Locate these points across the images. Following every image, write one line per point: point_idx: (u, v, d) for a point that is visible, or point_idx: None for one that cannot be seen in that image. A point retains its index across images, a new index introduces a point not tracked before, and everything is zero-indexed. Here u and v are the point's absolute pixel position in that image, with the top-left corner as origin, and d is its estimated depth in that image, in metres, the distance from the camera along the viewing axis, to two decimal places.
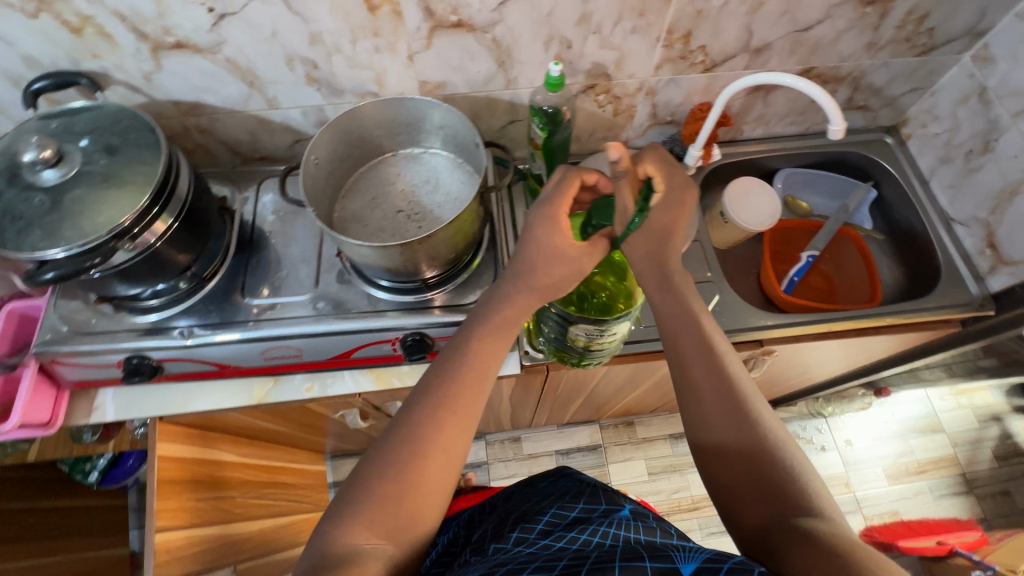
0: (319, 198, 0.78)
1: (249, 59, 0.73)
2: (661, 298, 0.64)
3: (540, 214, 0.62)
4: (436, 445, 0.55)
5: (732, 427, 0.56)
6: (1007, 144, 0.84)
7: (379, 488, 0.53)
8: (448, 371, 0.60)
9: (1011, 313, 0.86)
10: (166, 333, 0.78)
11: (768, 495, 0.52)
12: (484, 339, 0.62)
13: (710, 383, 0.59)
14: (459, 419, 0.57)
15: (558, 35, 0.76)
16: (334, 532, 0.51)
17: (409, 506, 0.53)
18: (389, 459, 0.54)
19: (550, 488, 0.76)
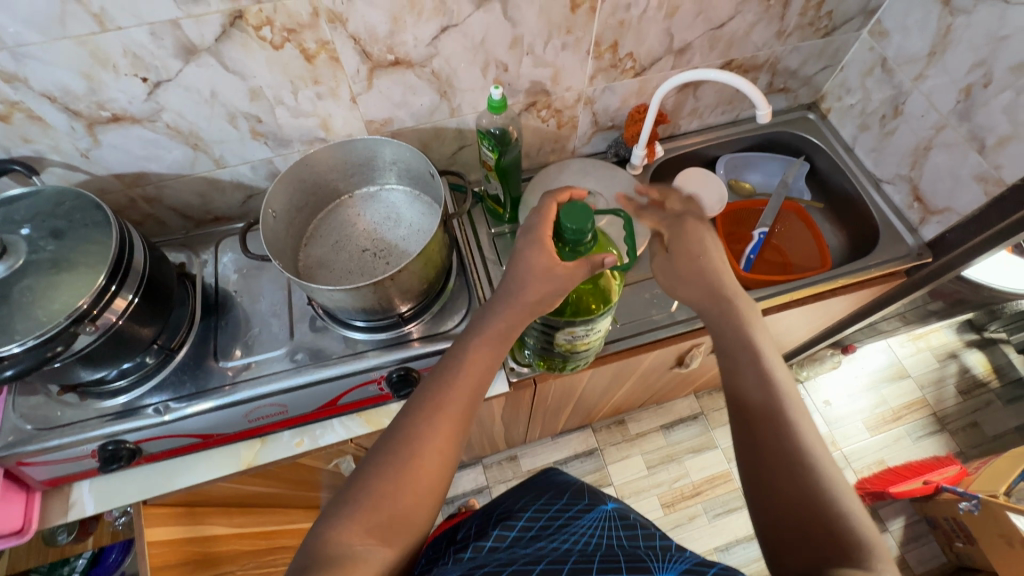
0: (281, 251, 0.77)
1: (190, 122, 0.73)
2: (714, 311, 0.65)
3: (525, 241, 0.65)
4: (431, 446, 0.56)
5: (768, 411, 0.55)
6: (912, 106, 0.92)
7: (376, 487, 0.53)
8: (442, 383, 0.61)
9: (946, 257, 0.94)
10: (139, 413, 0.74)
11: (800, 496, 0.49)
12: (477, 342, 0.63)
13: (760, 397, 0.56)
14: (455, 421, 0.58)
15: (493, 60, 0.79)
16: (329, 532, 0.50)
17: (403, 505, 0.52)
18: (384, 460, 0.54)
19: (535, 491, 0.81)
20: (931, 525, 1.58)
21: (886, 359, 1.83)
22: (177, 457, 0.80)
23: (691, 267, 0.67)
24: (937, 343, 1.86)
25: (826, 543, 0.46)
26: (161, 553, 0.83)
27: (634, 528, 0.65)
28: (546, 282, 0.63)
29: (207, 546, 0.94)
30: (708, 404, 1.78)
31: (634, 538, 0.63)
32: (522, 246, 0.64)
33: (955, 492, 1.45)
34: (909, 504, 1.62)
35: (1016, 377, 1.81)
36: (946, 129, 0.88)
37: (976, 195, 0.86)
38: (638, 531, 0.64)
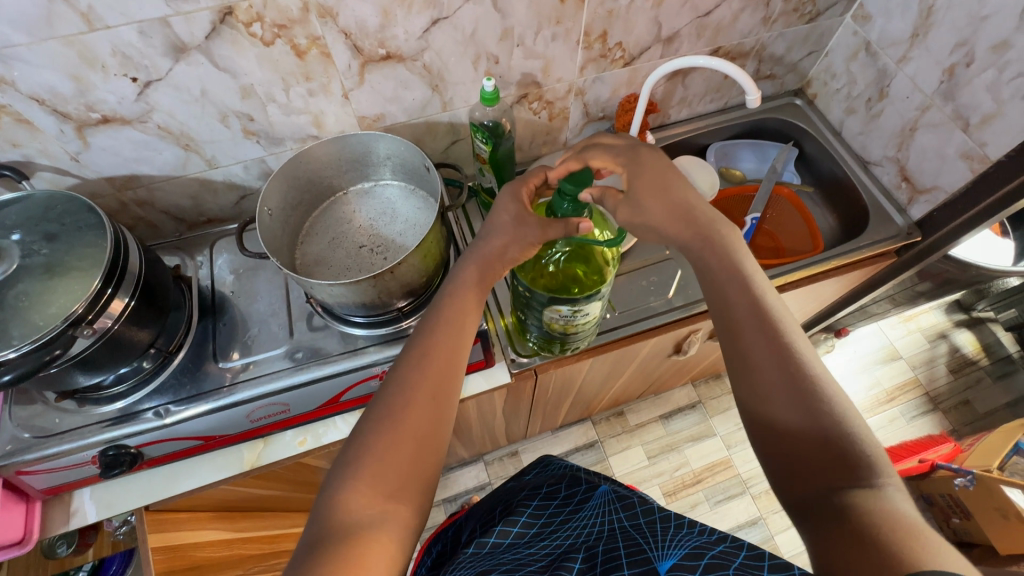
0: (278, 249, 0.76)
1: (181, 122, 0.72)
2: (699, 247, 0.59)
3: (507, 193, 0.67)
4: (423, 395, 0.55)
5: (785, 381, 0.49)
6: (898, 88, 0.93)
7: (377, 440, 0.52)
8: (424, 338, 0.60)
9: (935, 235, 0.95)
10: (138, 418, 0.73)
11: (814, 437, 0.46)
12: (457, 292, 0.63)
13: (763, 347, 0.51)
14: (442, 370, 0.57)
15: (484, 52, 0.79)
16: (336, 498, 0.49)
17: (406, 456, 0.52)
18: (382, 413, 0.53)
19: (531, 483, 0.81)
20: (928, 502, 1.61)
21: (878, 342, 1.86)
22: (177, 461, 0.79)
23: (662, 208, 0.62)
24: (928, 324, 1.89)
25: (837, 473, 0.44)
26: (165, 559, 0.83)
27: (632, 506, 0.64)
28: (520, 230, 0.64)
29: (213, 552, 0.94)
30: (706, 392, 1.79)
31: (634, 515, 0.62)
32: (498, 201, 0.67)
33: (951, 469, 1.48)
34: (905, 483, 1.65)
35: (1005, 354, 1.84)
36: (931, 110, 0.90)
37: (963, 173, 0.88)
38: (637, 507, 0.64)
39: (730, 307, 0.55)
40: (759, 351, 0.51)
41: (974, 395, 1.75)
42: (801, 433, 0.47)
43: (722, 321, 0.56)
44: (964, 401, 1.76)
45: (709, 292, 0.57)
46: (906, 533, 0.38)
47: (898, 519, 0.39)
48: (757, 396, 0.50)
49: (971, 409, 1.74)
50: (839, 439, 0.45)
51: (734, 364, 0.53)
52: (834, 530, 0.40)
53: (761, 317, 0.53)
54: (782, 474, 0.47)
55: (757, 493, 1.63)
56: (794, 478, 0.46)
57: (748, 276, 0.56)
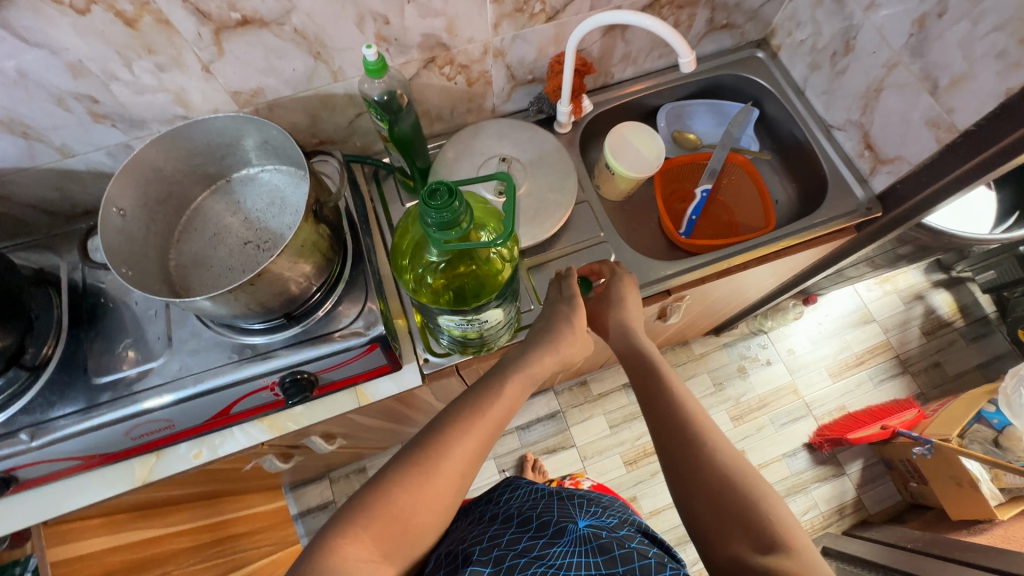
0: (139, 255, 0.67)
1: (8, 108, 0.62)
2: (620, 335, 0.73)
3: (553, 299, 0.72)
4: (452, 470, 0.57)
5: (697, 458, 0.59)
6: (865, 41, 0.81)
7: (391, 498, 0.54)
8: (476, 407, 0.61)
9: (896, 210, 0.86)
10: (10, 439, 0.67)
11: (727, 507, 0.54)
12: (509, 380, 0.64)
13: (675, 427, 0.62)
14: (480, 446, 0.59)
15: (368, 11, 0.67)
16: (335, 538, 0.51)
17: (414, 523, 0.54)
18: (408, 476, 0.55)
19: (502, 510, 0.73)
20: (888, 466, 1.60)
21: (852, 304, 1.80)
22: (66, 478, 0.74)
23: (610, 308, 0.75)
24: (904, 285, 1.83)
25: (749, 537, 0.52)
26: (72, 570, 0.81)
27: (609, 548, 0.59)
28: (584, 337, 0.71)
29: (135, 552, 0.93)
30: (671, 359, 1.75)
31: (612, 561, 0.57)
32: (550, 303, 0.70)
33: (911, 437, 1.43)
34: (867, 448, 1.64)
35: (981, 315, 1.79)
36: (898, 68, 0.78)
37: (927, 142, 0.77)
38: (616, 551, 0.58)
39: (657, 395, 0.66)
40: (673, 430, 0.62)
41: (944, 358, 1.72)
42: (719, 506, 0.55)
43: (647, 406, 0.66)
44: (934, 364, 1.73)
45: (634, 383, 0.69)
46: None
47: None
48: (673, 468, 0.60)
49: (940, 372, 1.71)
50: (750, 509, 0.53)
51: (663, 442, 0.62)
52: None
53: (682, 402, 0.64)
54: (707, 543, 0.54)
55: None
56: (717, 546, 0.53)
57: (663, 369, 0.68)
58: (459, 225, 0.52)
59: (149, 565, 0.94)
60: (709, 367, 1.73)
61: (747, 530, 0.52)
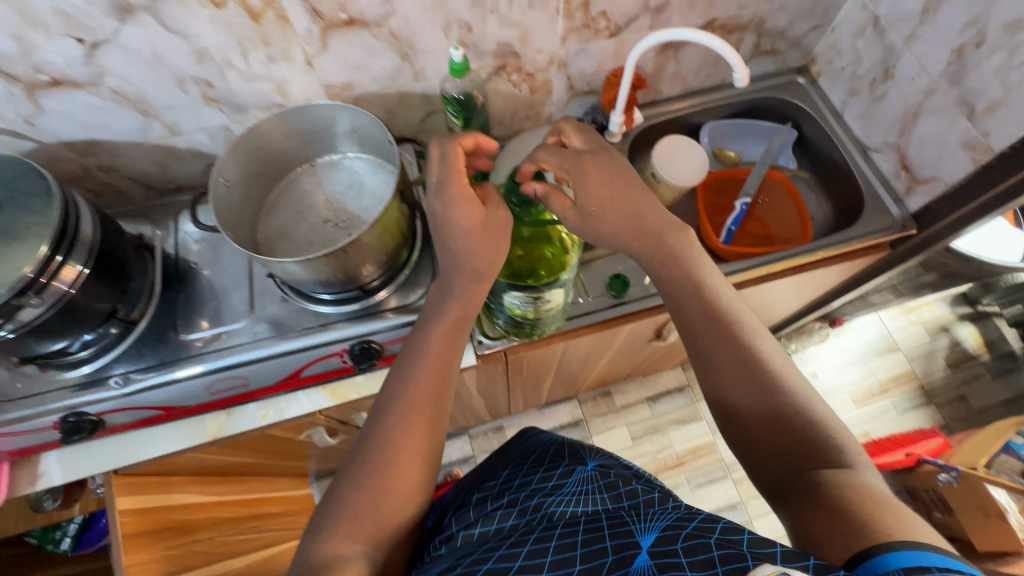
0: (236, 223, 0.75)
1: (137, 87, 0.70)
2: (646, 248, 0.65)
3: (437, 200, 0.62)
4: (407, 454, 0.58)
5: (746, 382, 0.60)
6: (904, 68, 0.87)
7: (359, 493, 0.55)
8: (409, 375, 0.62)
9: (931, 228, 0.91)
10: (103, 384, 0.75)
11: (780, 423, 0.57)
12: (434, 334, 0.65)
13: (722, 350, 0.62)
14: (422, 415, 0.60)
15: (455, 19, 0.75)
16: (317, 541, 0.53)
17: (391, 509, 0.55)
18: (369, 471, 0.56)
19: (517, 458, 0.76)
20: (911, 495, 1.59)
21: (877, 332, 1.81)
22: (144, 429, 0.80)
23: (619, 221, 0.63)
24: (930, 316, 1.84)
25: (802, 448, 0.56)
26: (133, 520, 0.85)
27: (615, 486, 0.61)
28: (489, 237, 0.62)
29: (184, 514, 0.97)
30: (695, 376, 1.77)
31: (618, 497, 0.59)
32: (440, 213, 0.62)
33: (936, 464, 1.45)
34: (891, 476, 1.63)
35: (1008, 351, 1.79)
36: (936, 94, 0.84)
37: (963, 164, 0.83)
38: (621, 488, 0.61)
39: (695, 316, 0.64)
40: (718, 352, 0.62)
41: (970, 391, 1.72)
42: (770, 424, 0.58)
43: (683, 325, 0.65)
44: (959, 397, 1.73)
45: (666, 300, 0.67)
46: (871, 497, 0.48)
47: (867, 493, 0.48)
48: (719, 387, 0.62)
49: (966, 404, 1.71)
50: (801, 419, 0.57)
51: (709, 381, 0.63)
52: (806, 514, 0.50)
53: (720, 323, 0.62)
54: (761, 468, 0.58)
55: (739, 479, 1.63)
56: (771, 470, 0.57)
57: (701, 279, 0.65)
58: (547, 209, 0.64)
59: (194, 529, 0.98)
60: None
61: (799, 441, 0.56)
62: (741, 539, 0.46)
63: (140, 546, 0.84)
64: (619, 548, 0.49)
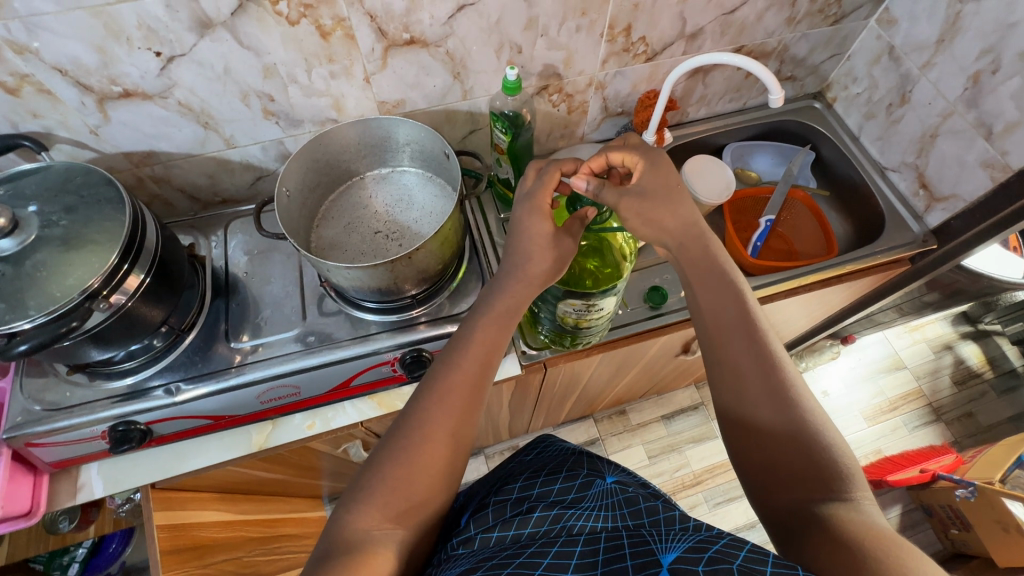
0: (292, 230, 0.76)
1: (203, 100, 0.72)
2: (687, 243, 0.61)
3: (525, 209, 0.64)
4: (431, 442, 0.54)
5: (768, 396, 0.53)
6: (920, 93, 0.93)
7: (386, 475, 0.52)
8: (446, 366, 0.59)
9: (952, 243, 0.94)
10: (147, 395, 0.74)
11: (796, 448, 0.50)
12: (485, 321, 0.62)
13: (747, 358, 0.55)
14: (462, 407, 0.57)
15: (508, 40, 0.79)
16: (349, 516, 0.51)
17: (418, 492, 0.53)
18: (397, 454, 0.53)
19: (530, 465, 0.73)
20: (926, 512, 1.59)
21: (884, 351, 1.85)
22: (187, 439, 0.80)
23: (667, 209, 0.61)
24: (933, 335, 1.89)
25: (815, 482, 0.49)
26: (168, 537, 0.82)
27: (635, 502, 0.58)
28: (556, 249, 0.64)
29: (214, 533, 0.93)
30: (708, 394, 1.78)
31: (638, 513, 0.56)
32: (520, 221, 0.64)
33: (952, 479, 1.45)
34: (905, 493, 1.63)
35: (1010, 368, 1.84)
36: (953, 117, 0.89)
37: (982, 181, 0.87)
38: (641, 504, 0.57)
39: (725, 318, 0.58)
40: (742, 360, 0.55)
41: (977, 408, 1.74)
42: (785, 447, 0.51)
43: (706, 328, 0.59)
44: (967, 413, 1.75)
45: (693, 302, 0.61)
46: (890, 546, 0.41)
47: (880, 535, 0.42)
48: (734, 395, 0.55)
49: (974, 421, 1.74)
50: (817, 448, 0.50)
51: (720, 385, 0.57)
52: (812, 549, 0.45)
53: (746, 327, 0.56)
54: (761, 491, 0.52)
55: None
56: (772, 493, 0.51)
57: (733, 285, 0.59)
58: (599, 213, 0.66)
59: (218, 549, 0.94)
60: None
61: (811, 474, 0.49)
62: (764, 570, 0.41)
63: (172, 565, 0.81)
64: (641, 567, 0.44)
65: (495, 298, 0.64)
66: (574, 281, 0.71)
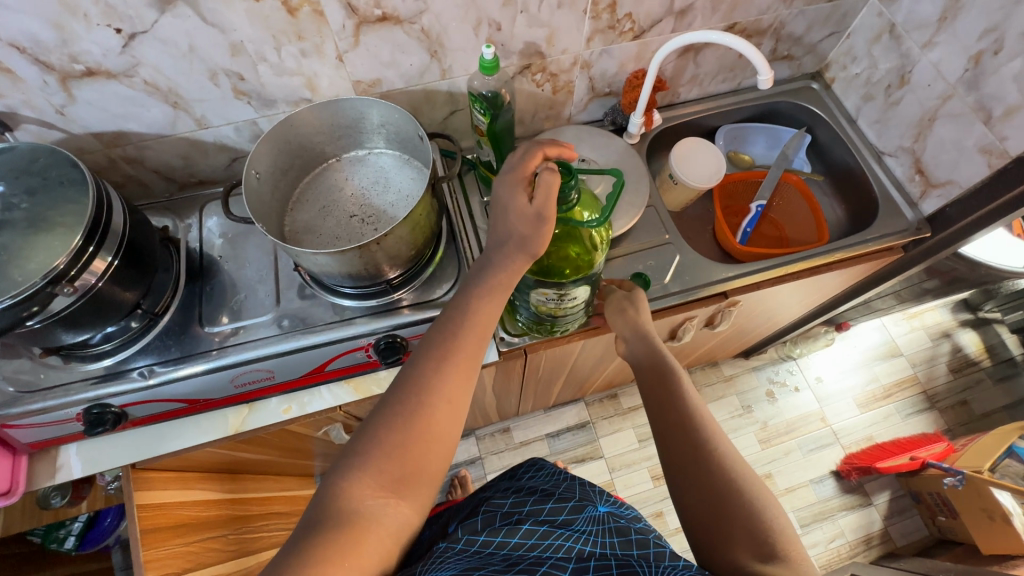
0: (265, 214, 0.75)
1: (170, 79, 0.70)
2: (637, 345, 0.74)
3: (505, 184, 0.60)
4: (430, 412, 0.52)
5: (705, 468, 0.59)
6: (920, 74, 0.89)
7: (382, 446, 0.50)
8: (446, 337, 0.58)
9: (946, 232, 0.92)
10: (124, 377, 0.74)
11: (731, 513, 0.55)
12: (485, 295, 0.61)
13: (683, 434, 0.62)
14: (460, 381, 0.55)
15: (486, 17, 0.76)
16: (342, 485, 0.49)
17: (415, 464, 0.51)
18: (393, 424, 0.51)
19: (522, 484, 0.71)
20: (915, 499, 1.59)
21: (880, 337, 1.83)
22: (164, 422, 0.80)
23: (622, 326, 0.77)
24: (932, 322, 1.86)
25: (750, 545, 0.53)
26: (148, 516, 0.84)
27: (626, 533, 0.58)
28: (530, 220, 0.59)
29: (197, 511, 0.95)
30: (701, 379, 1.75)
31: (629, 544, 0.57)
32: (502, 196, 0.60)
33: (941, 467, 1.45)
34: (894, 479, 1.63)
35: (1008, 356, 1.81)
36: (952, 100, 0.86)
37: (979, 167, 0.84)
38: (633, 535, 0.58)
39: (672, 401, 0.66)
40: (682, 437, 0.62)
41: (971, 396, 1.73)
42: (721, 513, 0.56)
43: (657, 407, 0.67)
44: (961, 402, 1.74)
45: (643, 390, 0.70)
46: None
47: None
48: (675, 469, 0.61)
49: (968, 410, 1.72)
50: (750, 513, 0.55)
51: (667, 458, 0.63)
52: None
53: (684, 408, 0.65)
54: (706, 555, 0.56)
55: None
56: (715, 554, 0.55)
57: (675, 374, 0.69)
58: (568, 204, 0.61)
59: (205, 527, 0.96)
60: (738, 390, 1.74)
61: (747, 537, 0.54)
62: None
63: (154, 543, 0.83)
64: None
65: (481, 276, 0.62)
66: (548, 271, 0.69)
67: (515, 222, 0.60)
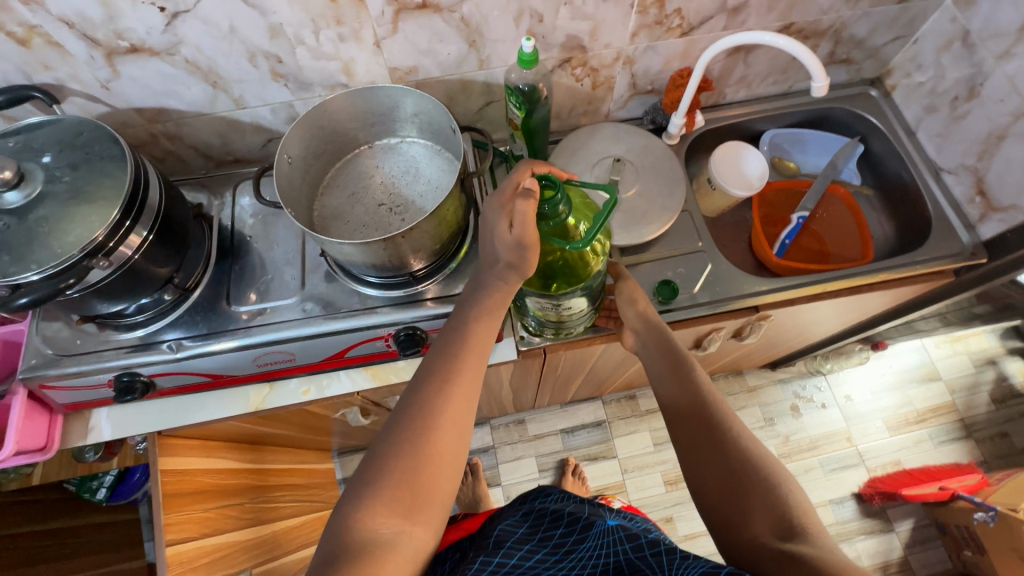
0: (294, 199, 0.76)
1: (210, 59, 0.71)
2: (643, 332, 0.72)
3: (491, 206, 0.59)
4: (434, 433, 0.52)
5: (718, 452, 0.57)
6: (992, 88, 0.83)
7: (390, 471, 0.50)
8: (446, 355, 0.58)
9: (1004, 259, 0.86)
10: (155, 348, 0.76)
11: (746, 493, 0.54)
12: (480, 316, 0.61)
13: (696, 419, 0.60)
14: (464, 399, 0.55)
15: (528, 8, 0.73)
16: (353, 515, 0.49)
17: (425, 487, 0.51)
18: (399, 449, 0.51)
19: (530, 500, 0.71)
20: (941, 530, 1.53)
21: (918, 359, 1.74)
22: (189, 394, 0.83)
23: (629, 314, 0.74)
24: (977, 348, 1.76)
25: (768, 522, 0.51)
26: (171, 481, 0.87)
27: (637, 535, 0.56)
28: (514, 247, 0.57)
29: (218, 479, 0.98)
30: (723, 387, 1.71)
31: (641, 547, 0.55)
32: (487, 219, 0.59)
33: (972, 501, 1.38)
34: (920, 507, 1.56)
35: None
36: None
37: None
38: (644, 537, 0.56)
39: (681, 386, 0.64)
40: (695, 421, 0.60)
41: (1013, 429, 1.64)
42: (736, 493, 0.54)
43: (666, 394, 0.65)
44: (1001, 434, 1.65)
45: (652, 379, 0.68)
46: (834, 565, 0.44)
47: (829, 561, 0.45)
48: (688, 455, 0.59)
49: (1007, 443, 1.64)
50: (766, 491, 0.53)
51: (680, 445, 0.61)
52: None
53: (695, 393, 0.62)
54: (723, 535, 0.54)
55: None
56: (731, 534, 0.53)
57: (683, 359, 0.66)
58: (554, 220, 0.56)
59: (223, 495, 0.99)
60: (761, 401, 1.69)
61: (764, 515, 0.52)
62: None
63: (175, 507, 0.86)
64: None
65: (490, 290, 0.61)
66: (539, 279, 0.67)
67: (499, 248, 0.59)
